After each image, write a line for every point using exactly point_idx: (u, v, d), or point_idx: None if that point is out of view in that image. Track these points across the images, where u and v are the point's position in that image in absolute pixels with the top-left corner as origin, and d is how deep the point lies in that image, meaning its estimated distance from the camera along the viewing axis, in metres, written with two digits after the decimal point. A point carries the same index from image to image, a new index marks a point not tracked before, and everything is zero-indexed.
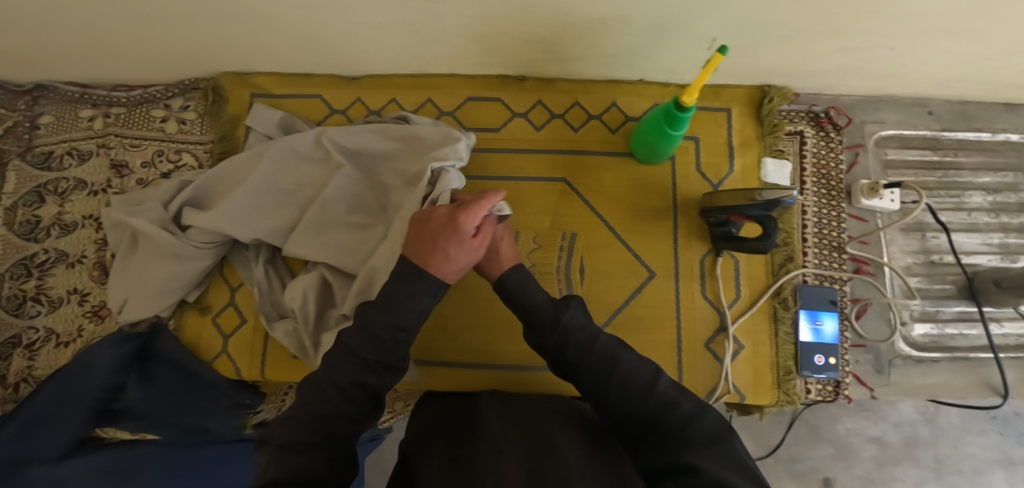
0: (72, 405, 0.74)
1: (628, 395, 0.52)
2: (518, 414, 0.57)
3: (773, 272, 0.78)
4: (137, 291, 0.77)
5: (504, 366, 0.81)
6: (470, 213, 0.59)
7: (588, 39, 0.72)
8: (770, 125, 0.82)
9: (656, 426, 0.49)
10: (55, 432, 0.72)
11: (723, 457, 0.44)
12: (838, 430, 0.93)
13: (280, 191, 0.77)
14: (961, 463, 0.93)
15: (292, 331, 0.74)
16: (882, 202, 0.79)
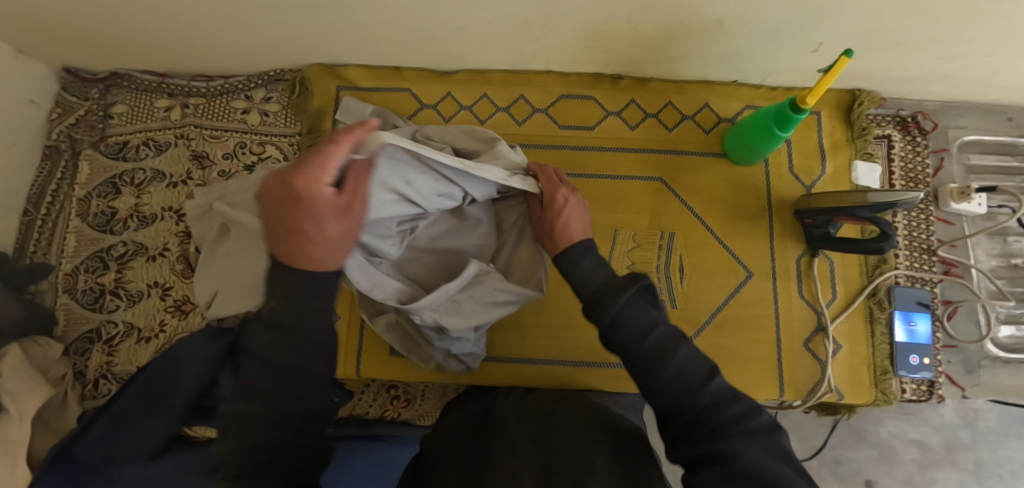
0: (163, 401, 0.71)
1: (656, 369, 0.39)
2: (539, 413, 0.52)
3: (867, 273, 0.79)
4: (227, 284, 0.74)
5: (607, 365, 0.76)
6: (316, 168, 0.35)
7: (698, 39, 0.72)
8: (860, 129, 0.83)
9: (682, 406, 0.37)
10: (145, 430, 0.70)
11: (775, 450, 0.33)
12: (880, 433, 0.93)
13: None
14: (1000, 467, 0.93)
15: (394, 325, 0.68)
16: (969, 206, 0.80)
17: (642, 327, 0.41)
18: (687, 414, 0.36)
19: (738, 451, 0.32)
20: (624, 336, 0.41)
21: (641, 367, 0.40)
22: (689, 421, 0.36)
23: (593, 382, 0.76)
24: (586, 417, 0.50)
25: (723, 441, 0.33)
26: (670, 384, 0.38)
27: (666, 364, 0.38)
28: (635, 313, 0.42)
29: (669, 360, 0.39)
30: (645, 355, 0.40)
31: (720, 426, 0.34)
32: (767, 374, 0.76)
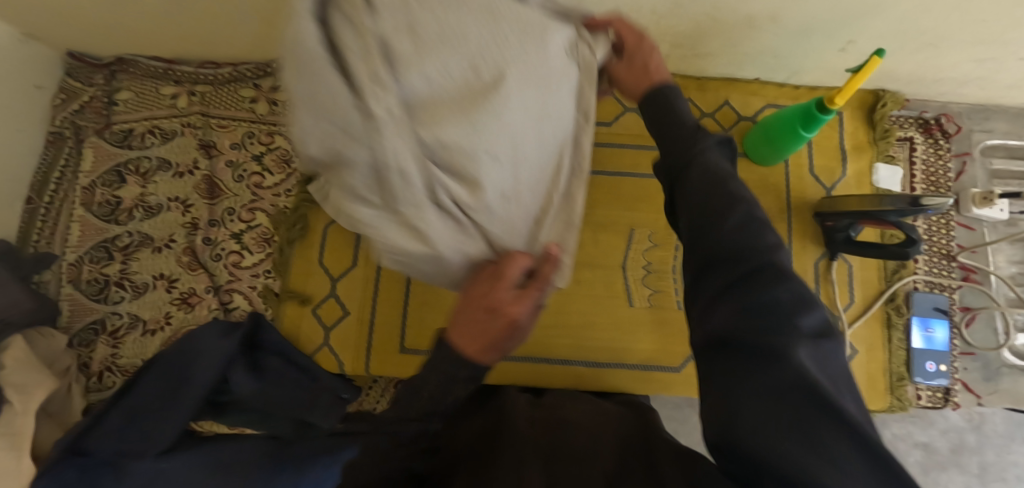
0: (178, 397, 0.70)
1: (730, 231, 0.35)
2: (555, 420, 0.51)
3: (886, 278, 0.78)
4: None
5: (625, 366, 0.74)
6: None
7: (726, 35, 0.71)
8: (883, 130, 0.81)
9: (730, 273, 0.34)
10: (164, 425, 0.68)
11: (827, 360, 0.31)
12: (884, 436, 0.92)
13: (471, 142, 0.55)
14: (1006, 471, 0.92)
15: None
16: (991, 212, 0.79)
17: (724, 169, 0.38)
18: (739, 283, 0.33)
19: (795, 352, 0.30)
20: (697, 175, 0.38)
21: (700, 211, 0.37)
22: (736, 283, 0.34)
23: (610, 384, 0.73)
24: (598, 423, 0.52)
25: (779, 334, 0.31)
26: (721, 242, 0.35)
27: (738, 211, 0.36)
28: (712, 159, 0.39)
29: (743, 211, 0.36)
30: (710, 198, 0.37)
31: (778, 317, 0.31)
32: None
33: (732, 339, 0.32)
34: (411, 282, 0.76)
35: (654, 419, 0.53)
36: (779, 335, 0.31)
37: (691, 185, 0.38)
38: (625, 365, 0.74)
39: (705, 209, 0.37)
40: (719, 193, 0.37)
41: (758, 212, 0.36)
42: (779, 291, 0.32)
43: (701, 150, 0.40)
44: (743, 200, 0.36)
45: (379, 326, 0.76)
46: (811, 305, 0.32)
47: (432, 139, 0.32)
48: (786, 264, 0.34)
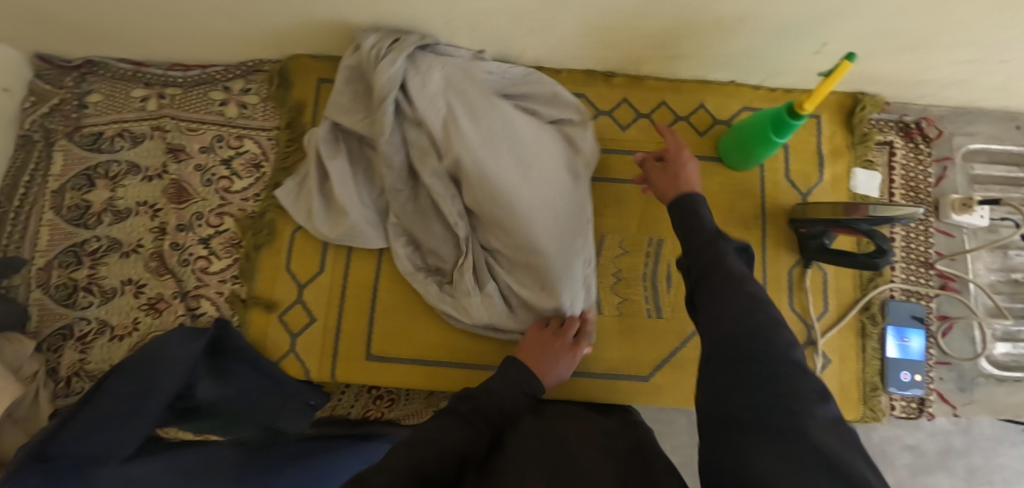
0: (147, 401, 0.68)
1: (746, 309, 0.40)
2: (553, 437, 0.49)
3: (861, 286, 0.76)
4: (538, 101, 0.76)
5: (593, 375, 0.72)
6: None
7: (698, 37, 0.69)
8: (861, 134, 0.80)
9: (749, 367, 0.36)
10: (132, 427, 0.67)
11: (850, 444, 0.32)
12: (872, 438, 0.90)
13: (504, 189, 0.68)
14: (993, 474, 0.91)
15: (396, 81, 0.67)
16: (971, 218, 0.78)
17: (745, 277, 0.44)
18: (757, 367, 0.36)
19: (811, 420, 0.31)
20: (719, 280, 0.44)
21: (725, 304, 0.42)
22: (756, 380, 0.35)
23: (577, 393, 0.72)
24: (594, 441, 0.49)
25: (788, 402, 0.33)
26: (745, 320, 0.39)
27: (759, 312, 0.40)
28: (735, 264, 0.45)
29: (761, 315, 0.40)
30: (732, 305, 0.41)
31: (788, 388, 0.34)
32: None
33: (759, 397, 0.34)
34: (377, 288, 0.76)
35: (650, 439, 0.50)
36: (793, 408, 0.32)
37: (715, 290, 0.43)
38: (592, 374, 0.73)
39: (720, 312, 0.41)
40: (735, 297, 0.42)
41: (773, 310, 0.40)
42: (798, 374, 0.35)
43: (721, 256, 0.46)
44: (758, 302, 0.41)
45: (345, 332, 0.75)
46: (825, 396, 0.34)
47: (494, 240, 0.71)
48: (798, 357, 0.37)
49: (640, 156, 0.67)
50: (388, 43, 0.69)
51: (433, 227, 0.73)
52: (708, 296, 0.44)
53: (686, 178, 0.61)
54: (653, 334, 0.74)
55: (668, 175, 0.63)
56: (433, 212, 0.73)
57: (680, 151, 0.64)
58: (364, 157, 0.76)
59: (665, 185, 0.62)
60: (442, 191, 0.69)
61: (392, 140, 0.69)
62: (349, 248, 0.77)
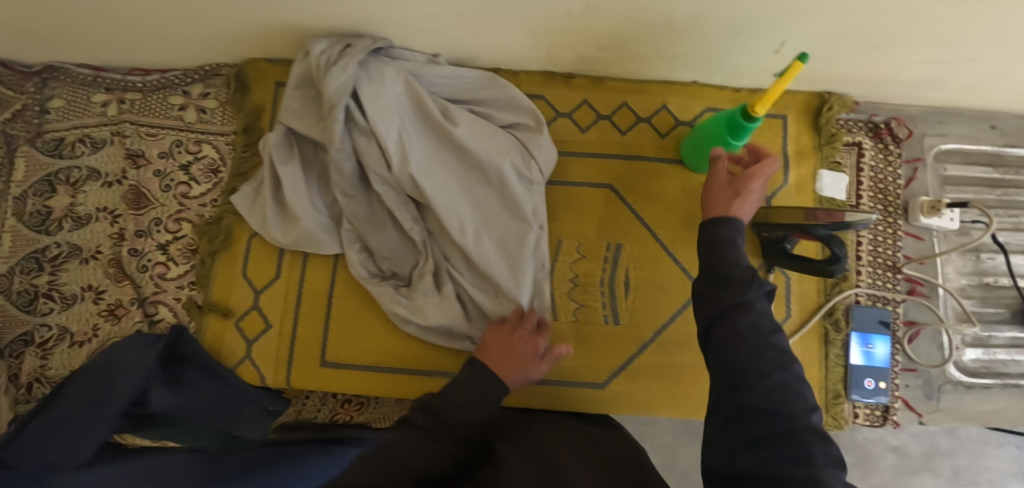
0: (104, 408, 0.68)
1: (766, 364, 0.41)
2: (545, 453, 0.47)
3: (825, 292, 0.74)
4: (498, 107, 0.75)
5: (548, 383, 0.72)
6: None
7: (652, 38, 0.67)
8: (827, 135, 0.78)
9: (760, 428, 0.38)
10: (92, 434, 0.65)
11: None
12: (855, 440, 0.88)
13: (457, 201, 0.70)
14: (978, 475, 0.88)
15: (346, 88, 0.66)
16: (940, 221, 0.76)
17: (768, 326, 0.43)
18: (774, 429, 0.37)
19: (824, 476, 0.33)
20: (742, 326, 0.43)
21: (743, 355, 0.42)
22: (767, 438, 0.37)
23: (530, 399, 0.71)
24: (591, 457, 0.48)
25: (802, 462, 0.34)
26: (768, 377, 0.40)
27: (778, 370, 0.41)
28: (762, 311, 0.44)
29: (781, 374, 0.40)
30: (753, 357, 0.41)
31: (805, 455, 0.35)
32: None
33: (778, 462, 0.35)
34: (332, 295, 0.75)
35: (646, 457, 0.48)
36: (805, 464, 0.34)
37: (739, 337, 0.43)
38: (546, 381, 0.72)
39: (738, 362, 0.42)
40: (753, 348, 0.42)
41: (793, 366, 0.41)
42: (813, 442, 0.36)
43: (747, 300, 0.45)
44: (783, 359, 0.42)
45: (300, 338, 0.75)
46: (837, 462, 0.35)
47: (449, 248, 0.71)
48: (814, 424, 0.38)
49: (717, 154, 0.61)
50: (339, 48, 0.68)
51: (387, 234, 0.72)
52: (730, 342, 0.43)
53: (743, 211, 0.56)
54: (609, 341, 0.72)
55: (728, 191, 0.58)
56: (388, 219, 0.72)
57: (754, 182, 0.58)
58: (319, 162, 0.76)
59: (720, 197, 0.58)
60: (395, 201, 0.70)
61: (343, 147, 0.68)
62: (304, 254, 0.77)
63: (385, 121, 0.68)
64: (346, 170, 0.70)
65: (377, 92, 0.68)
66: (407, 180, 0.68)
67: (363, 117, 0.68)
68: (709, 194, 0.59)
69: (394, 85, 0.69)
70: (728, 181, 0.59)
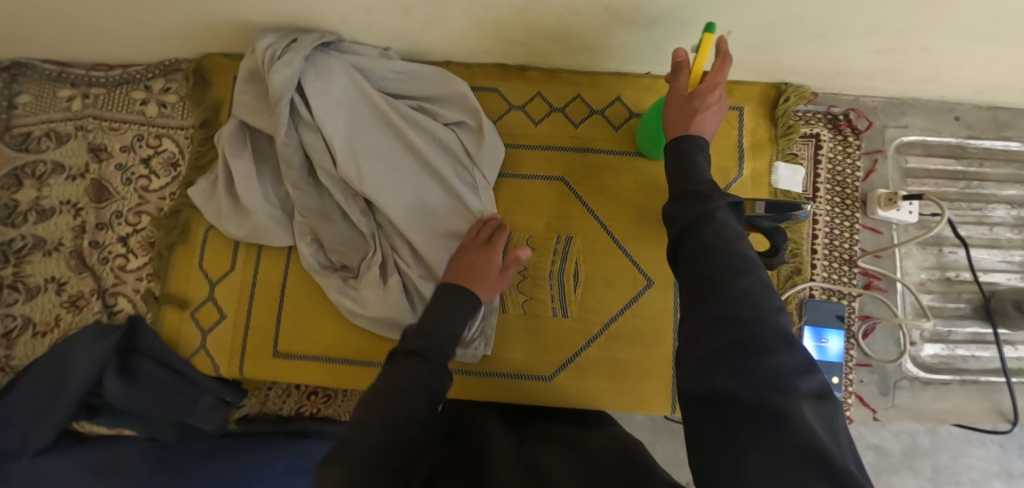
0: (54, 398, 0.71)
1: (733, 269, 0.38)
2: (532, 469, 0.45)
3: (778, 285, 0.73)
4: (448, 103, 0.74)
5: (498, 375, 0.72)
6: None
7: (597, 29, 0.67)
8: (784, 127, 0.77)
9: (724, 337, 0.35)
10: (40, 424, 0.69)
11: (829, 423, 0.31)
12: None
13: (405, 197, 0.70)
14: None
15: (289, 85, 0.65)
16: (899, 214, 0.74)
17: (732, 236, 0.41)
18: (732, 338, 0.34)
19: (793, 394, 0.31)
20: (708, 238, 0.41)
21: (710, 266, 0.39)
22: (734, 347, 0.34)
23: (479, 392, 0.72)
24: (580, 471, 0.44)
25: (771, 375, 0.32)
26: (737, 282, 0.37)
27: (741, 277, 0.37)
28: (725, 223, 0.42)
29: (746, 280, 0.37)
30: (721, 265, 0.39)
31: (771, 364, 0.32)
32: (662, 388, 0.72)
33: (747, 378, 0.32)
34: (285, 286, 0.76)
35: (648, 457, 0.45)
36: (775, 388, 0.31)
37: (706, 254, 0.40)
38: (496, 374, 0.72)
39: (708, 276, 0.39)
40: (721, 264, 0.39)
41: (760, 274, 0.38)
42: (780, 355, 0.33)
43: (711, 212, 0.44)
44: (750, 265, 0.38)
45: (254, 329, 0.76)
46: (808, 369, 0.33)
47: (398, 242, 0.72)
48: (784, 329, 0.35)
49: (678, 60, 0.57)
50: (285, 43, 0.68)
51: (336, 227, 0.72)
52: (704, 256, 0.40)
53: (705, 127, 0.56)
54: (557, 334, 0.73)
55: (690, 110, 0.56)
56: (337, 212, 0.72)
57: (713, 94, 0.56)
58: (271, 154, 0.76)
59: (677, 119, 0.57)
60: (342, 195, 0.70)
61: (289, 141, 0.68)
62: (259, 247, 0.77)
63: (331, 117, 0.68)
64: (295, 165, 0.70)
65: (323, 87, 0.67)
66: (353, 175, 0.68)
67: (308, 113, 0.68)
68: (671, 117, 0.57)
69: (341, 79, 0.69)
70: (685, 96, 0.57)
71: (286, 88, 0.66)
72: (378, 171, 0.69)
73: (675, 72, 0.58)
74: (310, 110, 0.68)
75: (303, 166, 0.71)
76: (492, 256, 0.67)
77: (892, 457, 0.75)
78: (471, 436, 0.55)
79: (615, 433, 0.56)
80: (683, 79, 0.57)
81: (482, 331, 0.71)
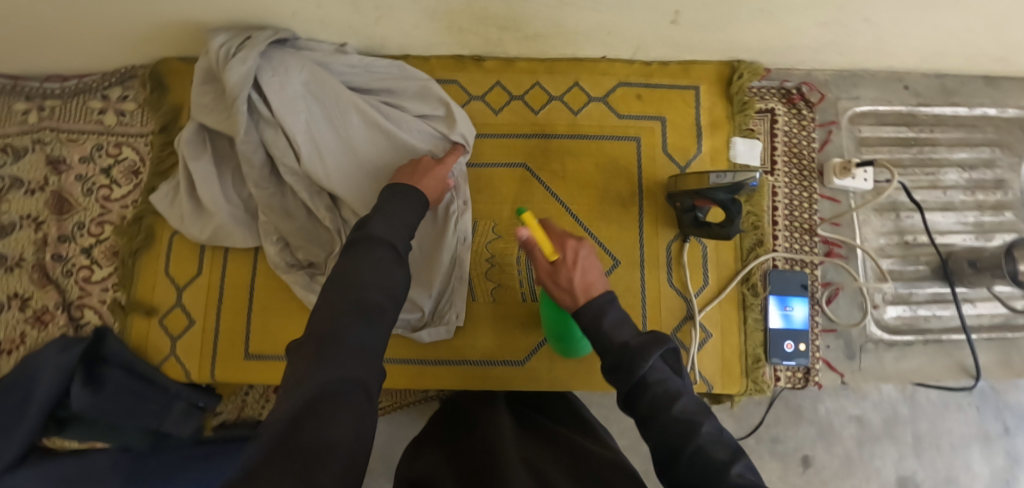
0: (21, 411, 0.70)
1: (680, 431, 0.46)
2: (533, 467, 0.45)
3: (742, 258, 0.75)
4: (408, 93, 0.75)
5: (471, 363, 0.72)
6: None
7: (546, 16, 0.68)
8: (739, 103, 0.78)
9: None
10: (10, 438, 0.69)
11: None
12: (818, 411, 0.93)
13: (371, 189, 0.71)
14: (940, 439, 0.93)
15: (246, 82, 0.65)
16: (854, 182, 0.76)
17: (669, 398, 0.48)
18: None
19: None
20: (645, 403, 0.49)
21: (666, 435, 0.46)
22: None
23: (454, 381, 0.72)
24: (570, 468, 0.46)
25: None
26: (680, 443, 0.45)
27: (690, 440, 0.45)
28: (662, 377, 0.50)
29: (695, 443, 0.44)
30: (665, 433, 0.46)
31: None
32: None
33: None
34: (254, 287, 0.76)
35: (626, 462, 0.48)
36: None
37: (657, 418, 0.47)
38: (467, 362, 0.72)
39: (657, 430, 0.47)
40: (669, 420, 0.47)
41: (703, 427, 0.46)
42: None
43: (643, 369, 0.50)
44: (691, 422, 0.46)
45: (224, 332, 0.76)
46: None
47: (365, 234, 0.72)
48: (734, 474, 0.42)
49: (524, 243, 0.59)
50: (239, 40, 0.67)
51: (301, 224, 0.72)
52: (653, 424, 0.47)
53: (588, 285, 0.57)
54: (526, 318, 0.74)
55: (563, 282, 0.57)
56: (302, 210, 0.72)
57: (570, 246, 0.59)
58: (232, 156, 0.75)
59: (561, 291, 0.58)
60: (306, 192, 0.70)
61: (249, 139, 0.67)
62: (225, 248, 0.77)
63: (291, 115, 0.68)
64: (256, 162, 0.69)
65: (282, 83, 0.68)
66: (319, 171, 0.69)
67: (268, 110, 0.68)
68: (552, 291, 0.59)
69: (299, 74, 0.69)
70: (550, 266, 0.59)
71: (243, 83, 0.65)
72: (342, 165, 0.70)
73: (528, 247, 0.59)
74: (270, 105, 0.67)
75: (264, 164, 0.70)
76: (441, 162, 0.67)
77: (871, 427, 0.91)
78: (473, 425, 0.56)
79: (612, 445, 0.56)
80: (542, 257, 0.58)
81: (451, 303, 0.72)
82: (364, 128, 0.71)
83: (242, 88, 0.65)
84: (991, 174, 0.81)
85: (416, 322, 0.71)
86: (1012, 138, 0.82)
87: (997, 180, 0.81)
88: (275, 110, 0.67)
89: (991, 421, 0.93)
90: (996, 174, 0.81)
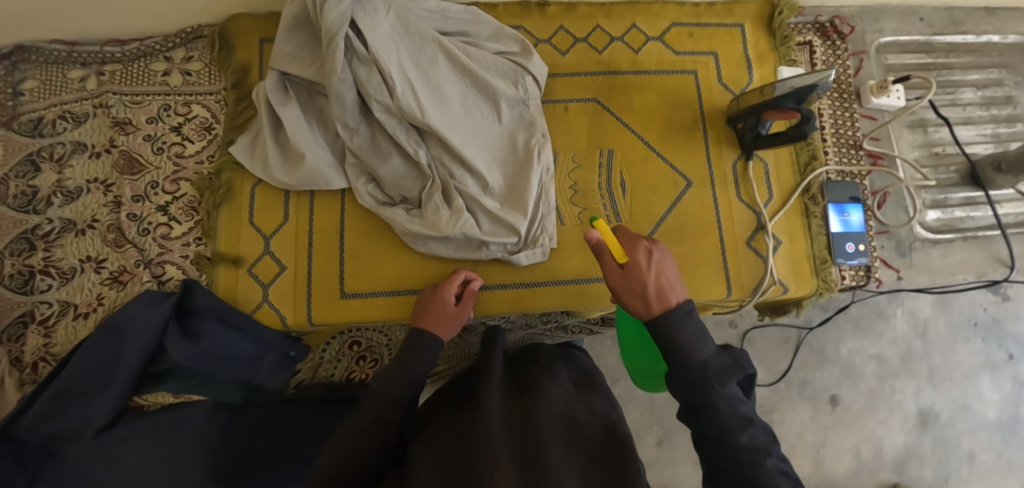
0: (110, 371, 0.64)
1: (741, 462, 0.42)
2: (523, 430, 0.46)
3: (800, 172, 0.81)
4: (483, 36, 0.79)
5: (563, 283, 0.77)
6: None
7: None
8: (782, 37, 0.86)
9: None
10: (95, 400, 0.61)
11: None
12: (841, 352, 1.00)
13: (458, 125, 0.74)
14: (952, 370, 0.99)
15: (343, 19, 0.67)
16: (888, 100, 0.84)
17: (737, 422, 0.43)
18: None
19: None
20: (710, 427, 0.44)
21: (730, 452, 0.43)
22: None
23: (550, 301, 0.76)
24: (568, 439, 0.47)
25: None
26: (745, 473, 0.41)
27: (750, 469, 0.41)
28: (732, 402, 0.44)
29: (751, 474, 0.41)
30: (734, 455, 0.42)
31: None
32: (715, 275, 0.77)
33: None
34: (344, 229, 0.77)
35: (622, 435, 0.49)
36: None
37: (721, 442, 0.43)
38: (561, 281, 0.77)
39: (720, 448, 0.43)
40: (732, 449, 0.43)
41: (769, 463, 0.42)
42: None
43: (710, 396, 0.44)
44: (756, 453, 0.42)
45: (317, 274, 0.76)
46: None
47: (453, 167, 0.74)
48: None
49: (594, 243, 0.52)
50: None
51: (392, 162, 0.74)
52: (715, 445, 0.44)
53: (667, 288, 0.50)
54: None
55: (635, 287, 0.50)
56: (393, 148, 0.74)
57: (639, 247, 0.53)
58: (315, 105, 0.77)
59: (632, 296, 0.50)
60: (397, 128, 0.72)
61: (344, 77, 0.68)
62: (310, 194, 0.78)
63: (384, 52, 0.69)
64: (348, 102, 0.70)
65: (372, 22, 0.69)
66: (414, 105, 0.70)
67: (361, 48, 0.69)
68: (621, 298, 0.52)
69: (387, 15, 0.71)
70: (621, 270, 0.51)
71: (337, 17, 0.67)
72: (432, 101, 0.72)
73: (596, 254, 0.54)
74: (364, 42, 0.69)
75: (354, 103, 0.71)
76: (444, 293, 0.68)
77: (891, 364, 0.99)
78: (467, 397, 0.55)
79: (607, 418, 0.54)
80: (610, 259, 0.52)
81: (543, 229, 0.75)
82: (448, 65, 0.74)
83: (338, 22, 0.66)
84: (1001, 92, 0.91)
85: (512, 247, 0.74)
86: (1015, 60, 0.92)
87: (1006, 97, 0.91)
88: (367, 48, 0.69)
89: (997, 350, 1.00)
90: (1005, 91, 0.91)
